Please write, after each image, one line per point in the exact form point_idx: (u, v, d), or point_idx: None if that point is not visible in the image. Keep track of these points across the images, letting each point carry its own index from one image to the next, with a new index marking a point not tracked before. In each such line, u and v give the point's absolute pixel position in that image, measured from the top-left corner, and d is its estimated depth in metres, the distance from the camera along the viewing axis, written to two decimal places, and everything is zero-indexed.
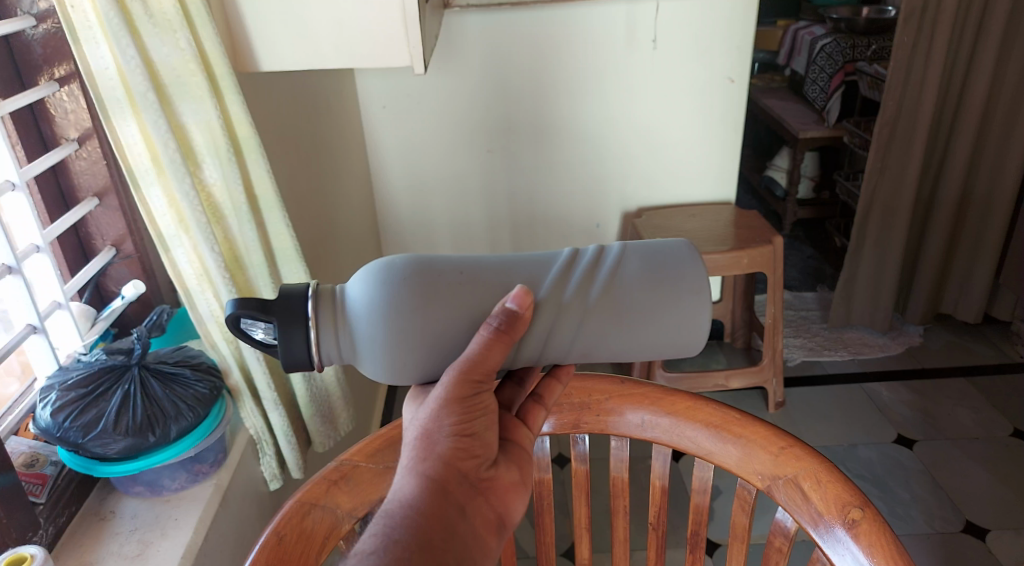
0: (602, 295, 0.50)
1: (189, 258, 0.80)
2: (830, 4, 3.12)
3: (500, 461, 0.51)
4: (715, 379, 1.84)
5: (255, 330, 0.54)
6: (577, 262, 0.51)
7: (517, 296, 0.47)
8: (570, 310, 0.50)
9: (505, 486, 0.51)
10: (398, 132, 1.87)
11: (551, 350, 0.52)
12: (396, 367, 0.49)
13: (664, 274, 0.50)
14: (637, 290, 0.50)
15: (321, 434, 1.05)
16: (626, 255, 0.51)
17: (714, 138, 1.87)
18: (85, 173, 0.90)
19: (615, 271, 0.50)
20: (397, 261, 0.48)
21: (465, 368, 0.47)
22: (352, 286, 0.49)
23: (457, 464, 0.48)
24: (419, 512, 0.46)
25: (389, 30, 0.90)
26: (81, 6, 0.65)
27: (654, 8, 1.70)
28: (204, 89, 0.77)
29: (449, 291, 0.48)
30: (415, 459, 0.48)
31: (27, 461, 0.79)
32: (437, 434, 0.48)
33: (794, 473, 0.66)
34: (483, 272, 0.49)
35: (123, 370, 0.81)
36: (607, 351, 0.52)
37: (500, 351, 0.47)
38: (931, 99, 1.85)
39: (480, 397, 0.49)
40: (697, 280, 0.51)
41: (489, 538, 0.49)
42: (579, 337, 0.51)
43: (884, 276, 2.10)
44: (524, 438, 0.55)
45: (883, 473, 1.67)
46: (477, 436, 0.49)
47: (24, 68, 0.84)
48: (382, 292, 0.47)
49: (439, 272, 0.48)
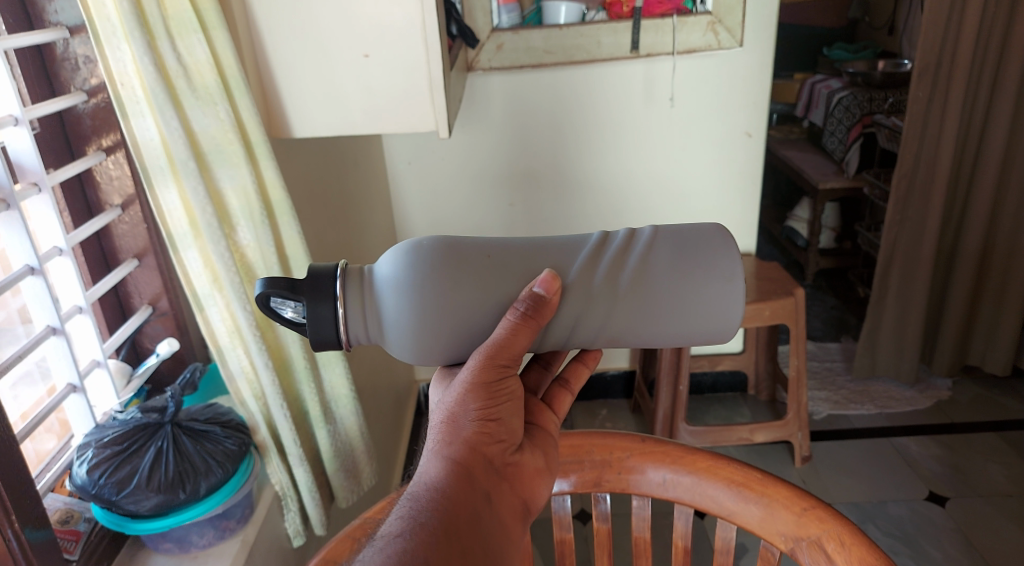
0: (631, 282, 0.52)
1: (222, 316, 0.83)
2: (846, 59, 3.17)
3: (523, 447, 0.56)
4: (740, 432, 1.82)
5: (284, 308, 0.55)
6: (607, 247, 0.53)
7: (544, 281, 0.50)
8: (599, 297, 0.52)
9: (528, 472, 0.55)
10: (423, 188, 1.91)
11: (578, 336, 0.54)
12: (424, 349, 0.52)
13: (696, 261, 0.52)
14: (666, 278, 0.52)
15: (344, 488, 1.06)
16: (657, 241, 0.53)
17: (731, 191, 1.90)
18: (126, 235, 0.95)
19: (645, 258, 0.52)
20: (425, 243, 0.51)
21: (491, 352, 0.50)
22: (380, 266, 0.52)
23: (482, 449, 0.52)
24: (444, 495, 0.49)
25: (416, 100, 0.95)
26: (130, 83, 0.70)
27: (671, 66, 1.75)
28: (240, 156, 0.81)
29: (476, 274, 0.51)
30: (442, 443, 0.52)
31: (62, 518, 0.81)
32: (463, 418, 0.52)
33: (818, 535, 0.66)
34: (509, 255, 0.52)
35: (157, 427, 0.83)
36: (635, 336, 0.54)
37: (526, 335, 0.50)
38: (949, 151, 1.86)
39: (503, 383, 0.52)
40: (731, 267, 0.52)
41: (513, 524, 0.53)
42: (607, 324, 0.53)
43: (908, 328, 2.08)
44: (548, 422, 0.60)
45: (913, 531, 1.62)
46: (502, 422, 0.53)
47: (74, 139, 0.89)
48: (411, 272, 0.50)
49: (467, 253, 0.51)
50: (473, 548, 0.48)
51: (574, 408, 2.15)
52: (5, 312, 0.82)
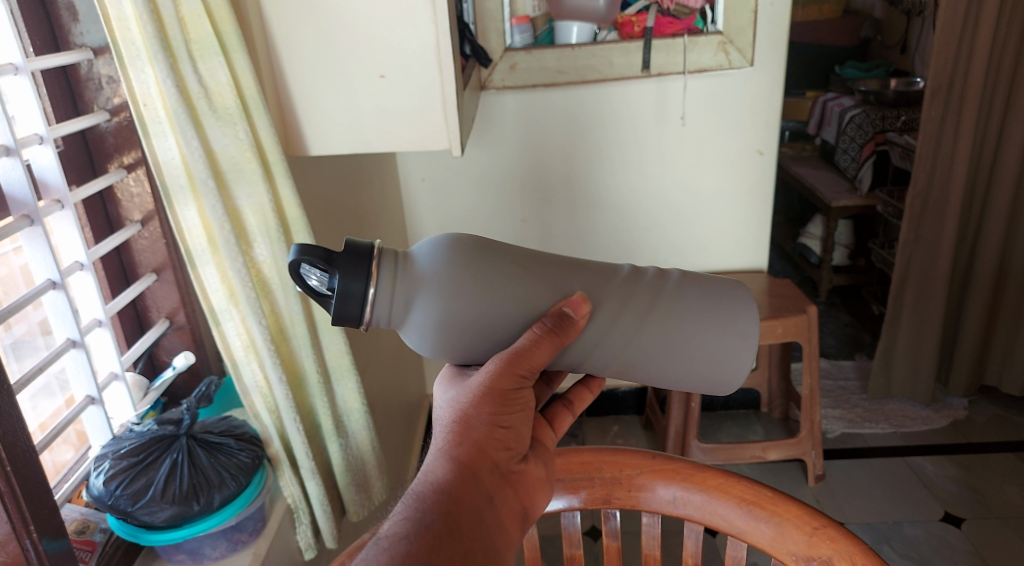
0: (656, 316, 0.53)
1: (238, 331, 0.85)
2: (858, 77, 3.17)
3: (529, 457, 0.56)
4: (752, 450, 1.80)
5: (309, 275, 0.54)
6: (638, 279, 0.54)
7: (574, 302, 0.51)
8: (622, 325, 0.53)
9: (532, 481, 0.56)
10: (436, 204, 1.93)
11: (591, 359, 0.55)
12: (442, 346, 0.53)
13: (719, 310, 0.54)
14: (688, 320, 0.53)
15: (355, 503, 1.06)
16: (685, 284, 0.54)
17: (744, 209, 1.90)
18: (146, 251, 0.97)
19: (673, 297, 0.54)
20: (462, 240, 0.52)
21: (513, 360, 0.51)
22: (417, 251, 0.52)
23: (491, 453, 0.53)
24: (448, 495, 0.50)
25: (429, 118, 0.97)
26: (153, 104, 0.72)
27: (683, 86, 1.76)
28: (258, 174, 0.83)
29: (509, 279, 0.51)
30: (451, 442, 0.53)
31: (78, 528, 0.82)
32: (475, 421, 0.52)
33: (829, 555, 0.66)
34: (542, 268, 0.53)
35: (171, 439, 0.84)
36: (644, 371, 0.56)
37: (547, 348, 0.51)
38: (963, 170, 1.85)
39: (520, 392, 0.53)
40: (748, 324, 0.54)
41: (513, 528, 0.54)
42: (622, 353, 0.54)
43: (923, 347, 2.06)
44: (546, 437, 0.61)
45: (929, 553, 1.60)
46: (512, 430, 0.54)
47: (97, 157, 0.91)
48: (446, 267, 0.50)
49: (500, 257, 0.52)
50: (477, 551, 0.48)
51: (586, 424, 2.15)
52: (27, 324, 0.84)
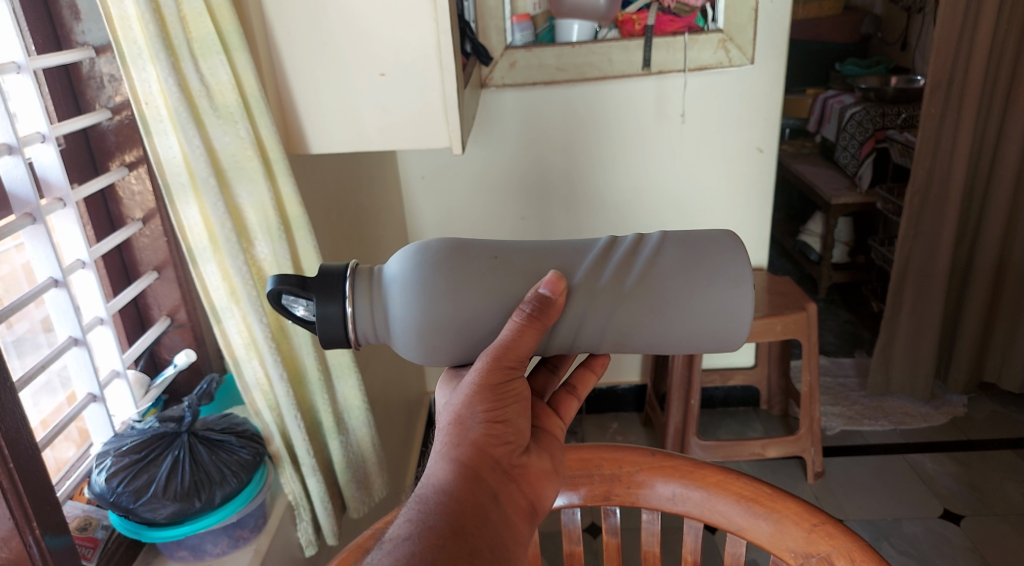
0: (638, 282, 0.53)
1: (239, 329, 0.85)
2: (858, 74, 3.17)
3: (531, 449, 0.57)
4: (751, 448, 1.80)
5: (296, 306, 0.56)
6: (613, 250, 0.55)
7: (549, 282, 0.51)
8: (603, 298, 0.53)
9: (536, 473, 0.56)
10: (436, 203, 1.93)
11: (583, 339, 0.55)
12: (430, 350, 0.53)
13: (703, 262, 0.53)
14: (673, 277, 0.53)
15: (356, 499, 1.07)
16: (665, 244, 0.54)
17: (743, 207, 1.91)
18: (147, 249, 0.97)
19: (652, 260, 0.53)
20: (432, 244, 0.53)
21: (498, 354, 0.51)
22: (388, 268, 0.54)
23: (490, 450, 0.53)
24: (451, 497, 0.50)
25: (429, 116, 0.97)
26: (154, 102, 0.73)
27: (683, 83, 1.76)
28: (259, 172, 0.83)
29: (480, 273, 0.52)
30: (449, 445, 0.53)
31: (81, 524, 0.83)
32: (470, 421, 0.53)
33: (828, 551, 0.67)
34: (514, 258, 0.53)
35: (173, 436, 0.85)
36: (642, 341, 0.55)
37: (532, 336, 0.51)
38: (963, 166, 1.85)
39: (511, 384, 0.53)
40: (738, 268, 0.53)
41: (522, 524, 0.54)
42: (611, 324, 0.54)
43: (922, 344, 2.06)
44: (554, 427, 0.62)
45: (928, 550, 1.61)
46: (509, 424, 0.54)
47: (99, 155, 0.92)
48: (419, 270, 0.52)
49: (473, 254, 0.53)
50: (484, 549, 0.48)
51: (585, 421, 2.16)
52: (29, 322, 0.84)
